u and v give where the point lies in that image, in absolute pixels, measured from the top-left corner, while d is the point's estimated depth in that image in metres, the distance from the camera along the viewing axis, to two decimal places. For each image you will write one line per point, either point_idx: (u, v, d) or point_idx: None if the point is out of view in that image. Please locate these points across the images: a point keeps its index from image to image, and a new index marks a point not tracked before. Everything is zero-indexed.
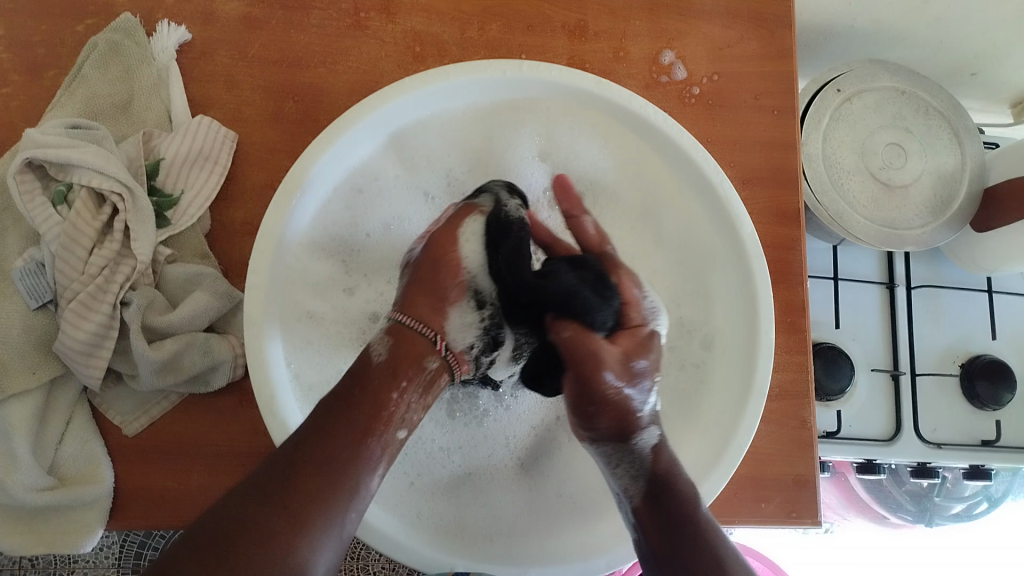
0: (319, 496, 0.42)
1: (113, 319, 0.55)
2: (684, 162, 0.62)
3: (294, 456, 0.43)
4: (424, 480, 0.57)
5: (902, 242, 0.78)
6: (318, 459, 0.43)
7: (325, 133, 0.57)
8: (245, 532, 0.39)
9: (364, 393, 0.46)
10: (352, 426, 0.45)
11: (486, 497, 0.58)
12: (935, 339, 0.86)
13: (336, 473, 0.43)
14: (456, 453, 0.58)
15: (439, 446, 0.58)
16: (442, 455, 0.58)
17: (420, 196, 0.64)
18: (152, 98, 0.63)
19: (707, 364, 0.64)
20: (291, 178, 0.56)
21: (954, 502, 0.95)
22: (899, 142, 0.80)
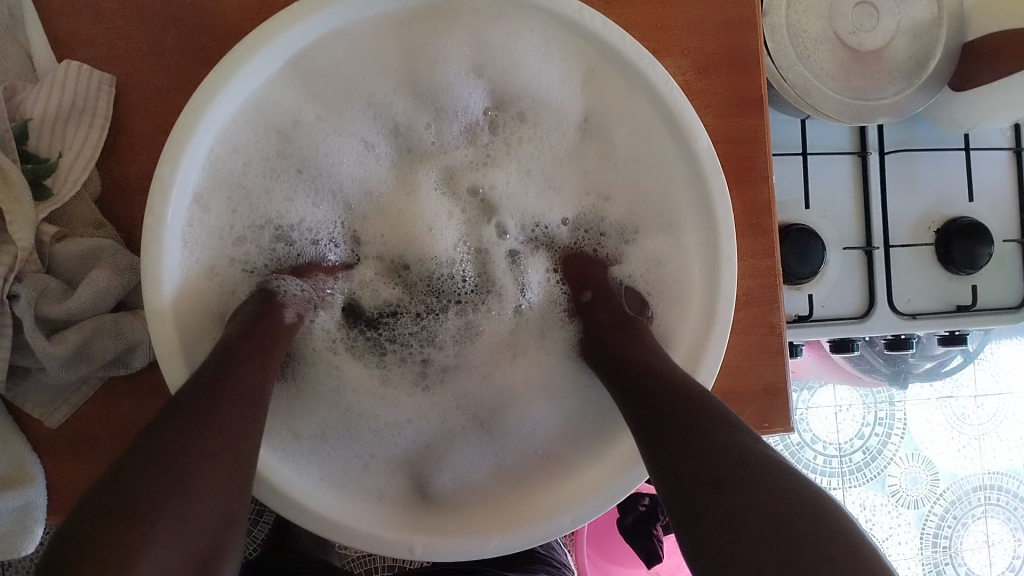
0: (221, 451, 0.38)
1: (3, 315, 0.49)
2: (631, 72, 0.53)
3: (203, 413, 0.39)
4: (378, 460, 0.56)
5: (874, 114, 0.72)
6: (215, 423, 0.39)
7: (201, 92, 0.47)
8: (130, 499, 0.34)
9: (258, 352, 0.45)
10: (242, 391, 0.41)
11: (445, 465, 0.57)
12: (910, 207, 0.81)
13: (227, 457, 0.38)
14: (406, 428, 0.57)
15: (386, 422, 0.57)
16: (397, 438, 0.57)
17: (357, 144, 0.58)
18: (6, 42, 0.53)
19: (682, 272, 0.59)
20: (166, 153, 0.46)
21: (927, 360, 0.95)
22: (870, 1, 0.71)
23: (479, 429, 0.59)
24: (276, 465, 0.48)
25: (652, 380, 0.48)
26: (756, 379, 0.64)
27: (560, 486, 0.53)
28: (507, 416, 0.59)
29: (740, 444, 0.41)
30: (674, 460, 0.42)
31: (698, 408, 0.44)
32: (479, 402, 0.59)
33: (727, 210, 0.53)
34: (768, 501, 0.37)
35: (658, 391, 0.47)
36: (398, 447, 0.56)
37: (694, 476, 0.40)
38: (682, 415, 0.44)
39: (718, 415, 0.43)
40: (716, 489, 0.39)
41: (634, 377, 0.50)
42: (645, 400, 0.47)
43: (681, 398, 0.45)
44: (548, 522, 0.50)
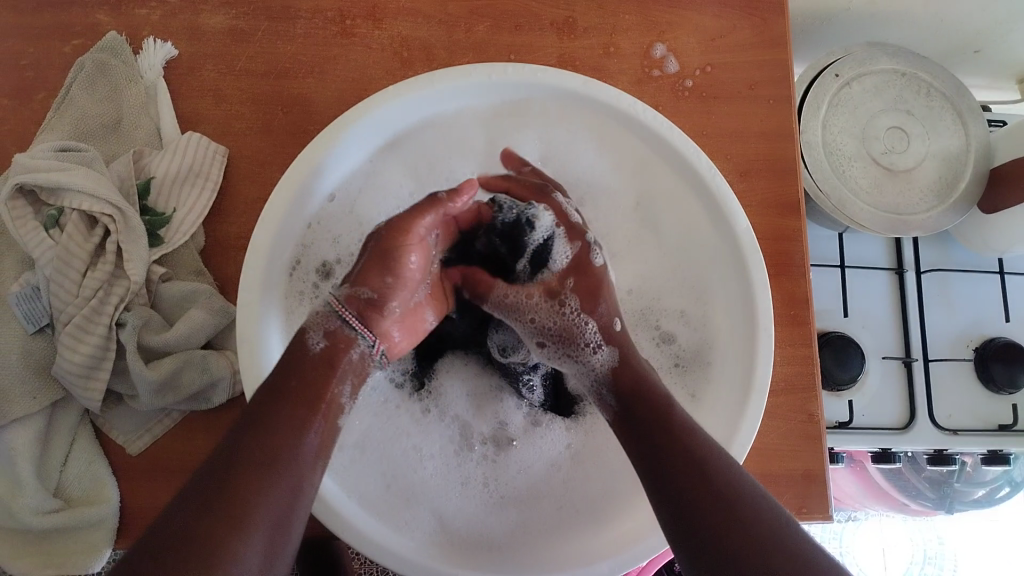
0: (268, 484, 0.41)
1: (109, 340, 0.55)
2: (677, 161, 0.60)
3: (235, 448, 0.42)
4: (415, 498, 0.57)
5: (908, 227, 0.77)
6: (258, 454, 0.41)
7: (310, 148, 0.55)
8: (181, 543, 0.37)
9: (298, 379, 0.46)
10: (290, 419, 0.44)
11: (488, 514, 0.58)
12: (947, 324, 0.84)
13: (273, 484, 0.41)
14: (467, 484, 0.59)
15: (430, 471, 0.58)
16: (481, 489, 0.59)
17: None
18: (141, 116, 0.63)
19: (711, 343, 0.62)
20: (278, 191, 0.55)
21: (974, 487, 0.93)
22: (899, 126, 0.79)
23: (519, 502, 0.59)
24: (336, 495, 0.52)
25: (649, 402, 0.49)
26: (794, 463, 0.66)
27: (602, 536, 0.55)
28: (546, 483, 0.60)
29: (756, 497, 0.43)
30: (687, 504, 0.44)
31: (703, 449, 0.46)
32: (532, 476, 0.60)
33: (764, 286, 0.58)
34: (780, 557, 0.40)
35: (655, 426, 0.48)
36: (480, 495, 0.58)
37: (715, 522, 0.42)
38: (685, 458, 0.45)
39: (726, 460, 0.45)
40: (727, 540, 0.41)
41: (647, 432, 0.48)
42: (645, 427, 0.48)
43: (683, 438, 0.46)
44: (590, 565, 0.52)
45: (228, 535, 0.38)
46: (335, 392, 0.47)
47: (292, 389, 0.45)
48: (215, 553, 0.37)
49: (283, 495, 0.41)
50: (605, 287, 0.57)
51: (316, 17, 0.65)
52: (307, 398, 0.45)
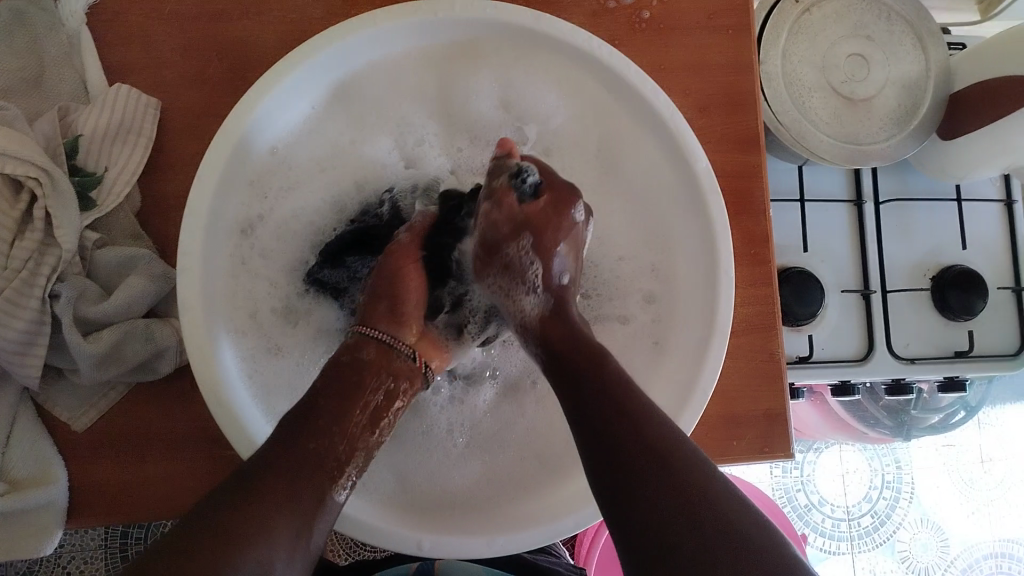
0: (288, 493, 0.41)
1: (44, 312, 0.52)
2: (636, 100, 0.58)
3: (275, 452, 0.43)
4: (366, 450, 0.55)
5: (867, 158, 0.75)
6: (287, 463, 0.42)
7: (246, 97, 0.51)
8: (211, 534, 0.38)
9: (332, 395, 0.46)
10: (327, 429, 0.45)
11: (452, 463, 0.56)
12: (905, 254, 0.84)
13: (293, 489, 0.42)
14: (430, 435, 0.57)
15: None
16: (448, 435, 0.57)
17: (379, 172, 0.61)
18: (65, 69, 0.58)
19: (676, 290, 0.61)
20: (215, 146, 0.51)
21: (931, 413, 0.96)
22: (861, 53, 0.77)
23: (477, 453, 0.57)
24: None
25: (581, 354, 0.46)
26: (756, 405, 0.65)
27: (563, 490, 0.54)
28: (509, 432, 0.58)
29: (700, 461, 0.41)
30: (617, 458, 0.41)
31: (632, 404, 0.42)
32: (487, 429, 0.58)
33: (723, 225, 0.56)
34: (706, 518, 0.38)
35: (590, 388, 0.44)
36: (443, 443, 0.57)
37: (630, 445, 0.41)
38: (616, 419, 0.42)
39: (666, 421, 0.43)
40: (654, 509, 0.39)
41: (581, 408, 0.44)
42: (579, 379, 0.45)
43: (615, 396, 0.43)
44: (554, 522, 0.51)
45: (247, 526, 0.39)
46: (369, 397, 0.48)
47: (330, 402, 0.46)
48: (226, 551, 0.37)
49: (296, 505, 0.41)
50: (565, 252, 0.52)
51: None
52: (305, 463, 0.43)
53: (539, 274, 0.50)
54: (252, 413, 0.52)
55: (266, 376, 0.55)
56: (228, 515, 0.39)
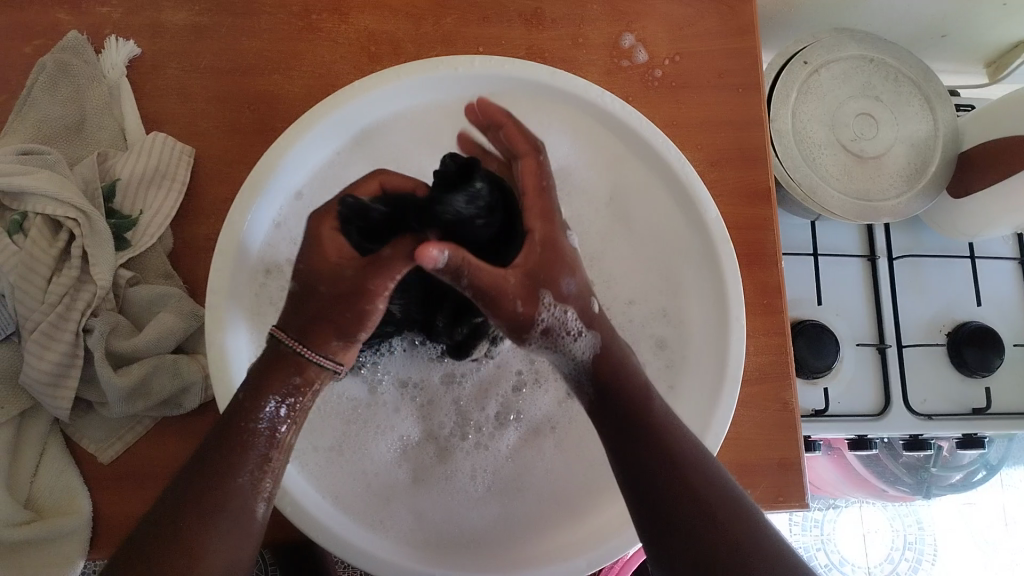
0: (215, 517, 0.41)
1: (76, 347, 0.54)
2: (648, 153, 0.60)
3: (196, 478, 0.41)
4: (380, 481, 0.56)
5: (878, 213, 0.77)
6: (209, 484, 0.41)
7: (274, 149, 0.55)
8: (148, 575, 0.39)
9: (241, 408, 0.43)
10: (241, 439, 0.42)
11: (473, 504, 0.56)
12: (919, 310, 0.85)
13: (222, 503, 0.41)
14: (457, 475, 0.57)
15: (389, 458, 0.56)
16: (471, 480, 0.57)
17: None
18: (105, 118, 0.62)
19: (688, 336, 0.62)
20: (242, 191, 0.54)
21: (952, 471, 0.95)
22: (869, 112, 0.79)
23: (492, 495, 0.57)
24: (310, 496, 0.52)
25: (627, 393, 0.46)
26: (770, 452, 0.66)
27: (579, 528, 0.55)
28: (527, 475, 0.58)
29: (745, 506, 0.43)
30: (668, 519, 0.43)
31: (683, 462, 0.44)
32: (504, 471, 0.57)
33: (734, 271, 0.58)
34: (766, 568, 0.41)
35: (635, 431, 0.45)
36: (464, 488, 0.56)
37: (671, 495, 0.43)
38: (674, 483, 0.43)
39: (710, 469, 0.45)
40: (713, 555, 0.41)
41: (629, 446, 0.45)
42: (624, 430, 0.45)
43: (667, 455, 0.44)
44: (566, 562, 0.52)
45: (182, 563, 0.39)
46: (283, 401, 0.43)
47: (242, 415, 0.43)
48: None
49: (229, 517, 0.41)
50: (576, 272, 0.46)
51: (280, 12, 0.64)
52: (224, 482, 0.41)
53: (578, 319, 0.45)
54: None
55: None
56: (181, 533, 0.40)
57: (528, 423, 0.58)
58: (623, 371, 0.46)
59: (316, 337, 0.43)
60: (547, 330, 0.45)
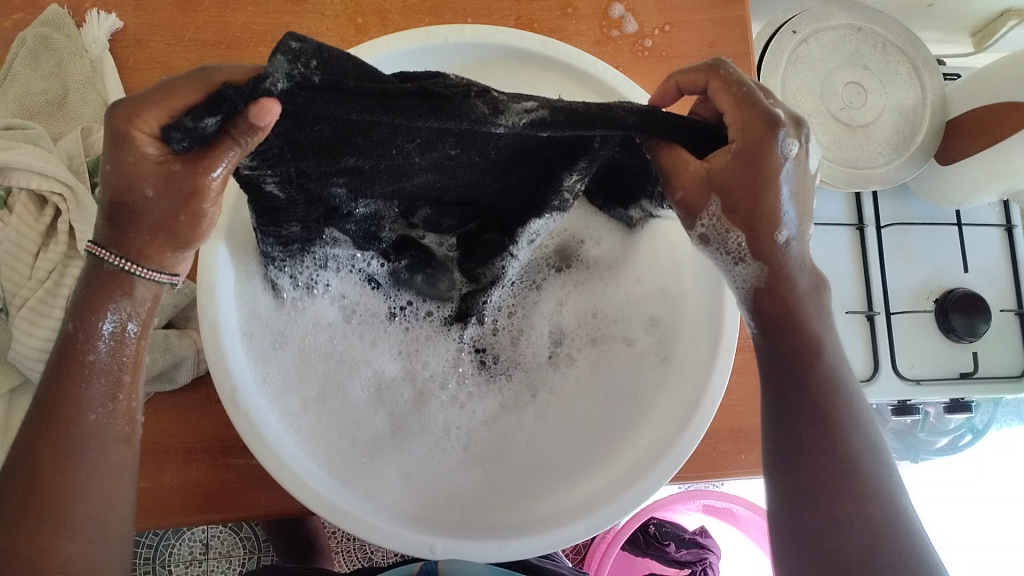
0: (84, 445, 0.42)
1: None
2: None
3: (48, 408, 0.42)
4: (361, 437, 0.54)
5: (867, 181, 0.77)
6: (64, 409, 0.42)
7: None
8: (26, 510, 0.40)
9: (78, 328, 0.43)
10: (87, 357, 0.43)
11: (490, 475, 0.55)
12: (907, 278, 0.86)
13: (84, 433, 0.42)
14: (449, 431, 0.57)
15: (365, 405, 0.56)
16: (444, 436, 0.57)
17: None
18: (88, 92, 0.60)
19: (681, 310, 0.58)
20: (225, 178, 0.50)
21: (939, 436, 0.96)
22: (858, 81, 0.79)
23: (480, 457, 0.56)
24: (289, 451, 0.49)
25: (790, 347, 0.48)
26: None
27: (569, 494, 0.53)
28: (508, 436, 0.57)
29: (869, 495, 0.44)
30: (804, 468, 0.46)
31: (833, 422, 0.46)
32: (480, 437, 0.57)
33: None
34: (895, 548, 0.43)
35: (805, 378, 0.47)
36: (443, 445, 0.56)
37: (813, 451, 0.46)
38: (817, 438, 0.46)
39: (851, 450, 0.46)
40: (840, 519, 0.44)
41: (792, 393, 0.47)
42: (780, 387, 0.48)
43: (815, 410, 0.47)
44: (565, 527, 0.50)
45: (54, 494, 0.41)
46: (119, 312, 0.44)
47: (79, 335, 0.43)
48: (41, 520, 0.40)
49: (93, 443, 0.43)
50: (766, 196, 0.44)
51: None
52: (80, 399, 0.42)
53: (743, 245, 0.46)
54: (259, 401, 0.50)
55: (270, 370, 0.52)
56: (37, 486, 0.41)
57: (512, 384, 0.59)
58: (789, 315, 0.47)
59: (146, 252, 0.43)
60: (705, 236, 0.47)
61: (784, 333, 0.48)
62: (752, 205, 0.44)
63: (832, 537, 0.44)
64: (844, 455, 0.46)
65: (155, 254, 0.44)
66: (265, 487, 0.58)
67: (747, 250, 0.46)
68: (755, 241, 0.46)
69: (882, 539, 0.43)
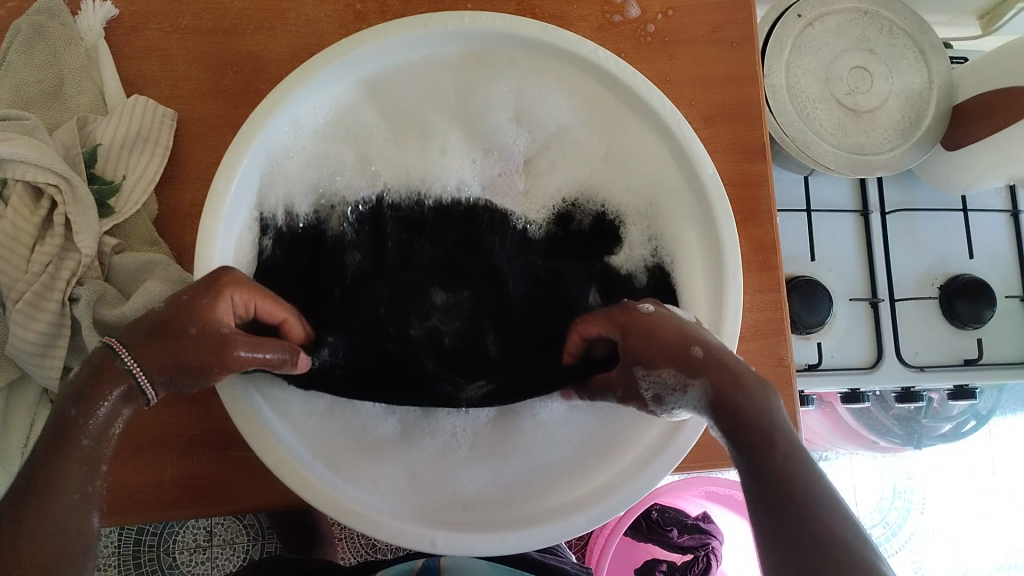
0: (58, 526, 0.41)
1: (63, 318, 0.53)
2: (641, 110, 0.57)
3: (27, 487, 0.41)
4: (368, 437, 0.54)
5: (872, 167, 0.76)
6: (46, 492, 0.41)
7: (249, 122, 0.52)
8: None
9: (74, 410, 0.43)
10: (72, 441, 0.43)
11: (498, 478, 0.54)
12: (913, 263, 0.85)
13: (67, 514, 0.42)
14: (457, 430, 0.55)
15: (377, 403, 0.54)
16: (452, 437, 0.55)
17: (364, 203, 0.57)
18: (83, 81, 0.60)
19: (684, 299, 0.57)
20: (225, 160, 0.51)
21: (942, 422, 0.96)
22: (864, 66, 0.78)
23: (483, 455, 0.55)
24: (295, 451, 0.50)
25: (748, 437, 0.42)
26: None
27: (571, 491, 0.53)
28: (511, 432, 0.55)
29: (834, 528, 0.39)
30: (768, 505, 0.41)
31: (782, 450, 0.41)
32: (486, 430, 0.55)
33: (731, 232, 0.55)
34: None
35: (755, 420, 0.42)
36: (451, 443, 0.55)
37: (772, 487, 0.41)
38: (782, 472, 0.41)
39: (841, 540, 0.38)
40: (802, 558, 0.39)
41: (738, 444, 0.43)
42: (752, 485, 0.42)
43: (776, 447, 0.42)
44: (566, 520, 0.50)
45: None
46: (109, 402, 0.44)
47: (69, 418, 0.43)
48: None
49: (73, 522, 0.42)
50: (633, 339, 0.46)
51: None
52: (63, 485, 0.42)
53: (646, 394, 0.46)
54: (265, 410, 0.50)
55: None
56: (12, 564, 0.40)
57: None
58: (721, 386, 0.43)
59: (145, 358, 0.44)
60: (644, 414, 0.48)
61: (726, 389, 0.43)
62: (625, 358, 0.46)
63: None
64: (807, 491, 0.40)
65: (156, 361, 0.44)
66: (265, 479, 0.58)
67: (641, 398, 0.46)
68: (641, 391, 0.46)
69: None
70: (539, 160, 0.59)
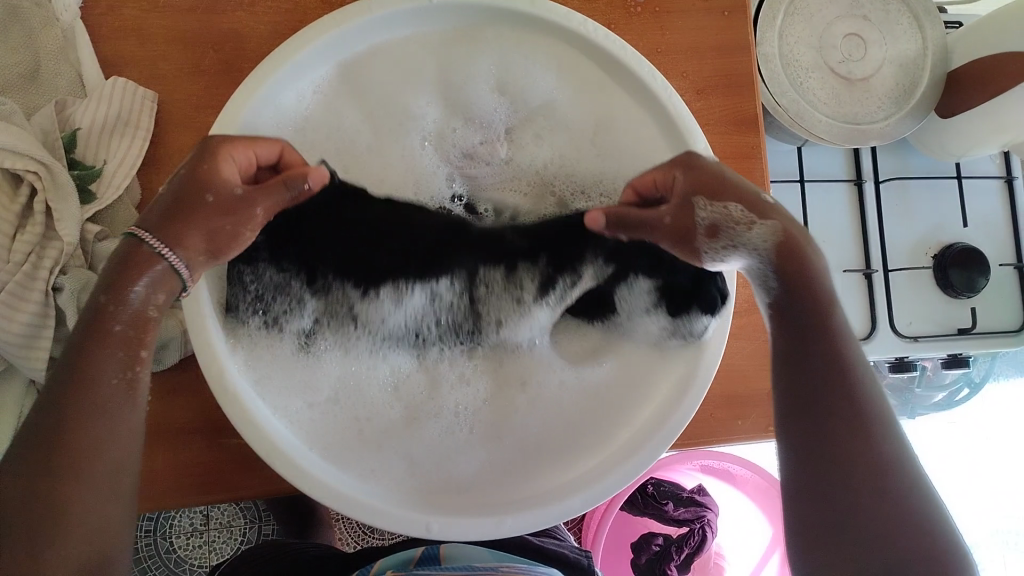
0: (93, 427, 0.44)
1: (47, 309, 0.52)
2: (632, 84, 0.56)
3: (62, 390, 0.44)
4: (366, 418, 0.53)
5: (866, 137, 0.75)
6: (79, 404, 0.44)
7: (230, 107, 0.51)
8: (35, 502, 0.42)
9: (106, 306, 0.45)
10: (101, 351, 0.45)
11: (494, 468, 0.53)
12: (906, 232, 0.84)
13: (100, 419, 0.44)
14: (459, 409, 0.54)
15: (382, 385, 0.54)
16: (453, 416, 0.54)
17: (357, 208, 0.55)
18: (61, 63, 0.58)
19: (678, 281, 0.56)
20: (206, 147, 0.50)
21: (935, 391, 0.96)
22: (858, 32, 0.77)
23: (480, 434, 0.54)
24: (286, 440, 0.49)
25: (805, 313, 0.52)
26: (761, 385, 0.66)
27: (565, 473, 0.53)
28: (510, 410, 0.55)
29: (879, 438, 0.49)
30: (832, 399, 0.50)
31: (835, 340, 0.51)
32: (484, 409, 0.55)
33: None
34: (900, 490, 0.48)
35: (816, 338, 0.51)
36: (450, 422, 0.54)
37: (841, 398, 0.50)
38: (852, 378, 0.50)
39: (874, 423, 0.49)
40: (878, 469, 0.48)
41: (796, 311, 0.52)
42: (801, 333, 0.52)
43: (833, 352, 0.51)
44: (561, 503, 0.50)
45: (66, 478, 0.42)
46: (132, 298, 0.46)
47: (102, 324, 0.45)
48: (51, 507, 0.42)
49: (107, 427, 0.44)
50: (715, 180, 0.51)
51: None
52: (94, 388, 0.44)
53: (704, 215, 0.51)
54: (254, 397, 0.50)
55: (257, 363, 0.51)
56: (57, 469, 0.42)
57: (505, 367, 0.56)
58: (803, 272, 0.52)
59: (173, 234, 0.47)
60: (711, 228, 0.51)
61: (800, 283, 0.52)
62: (700, 201, 0.51)
63: (850, 492, 0.48)
64: (863, 400, 0.50)
65: (189, 242, 0.47)
66: (259, 466, 0.57)
67: (700, 226, 0.51)
68: (703, 223, 0.51)
69: (885, 488, 0.48)
70: (523, 132, 0.57)
